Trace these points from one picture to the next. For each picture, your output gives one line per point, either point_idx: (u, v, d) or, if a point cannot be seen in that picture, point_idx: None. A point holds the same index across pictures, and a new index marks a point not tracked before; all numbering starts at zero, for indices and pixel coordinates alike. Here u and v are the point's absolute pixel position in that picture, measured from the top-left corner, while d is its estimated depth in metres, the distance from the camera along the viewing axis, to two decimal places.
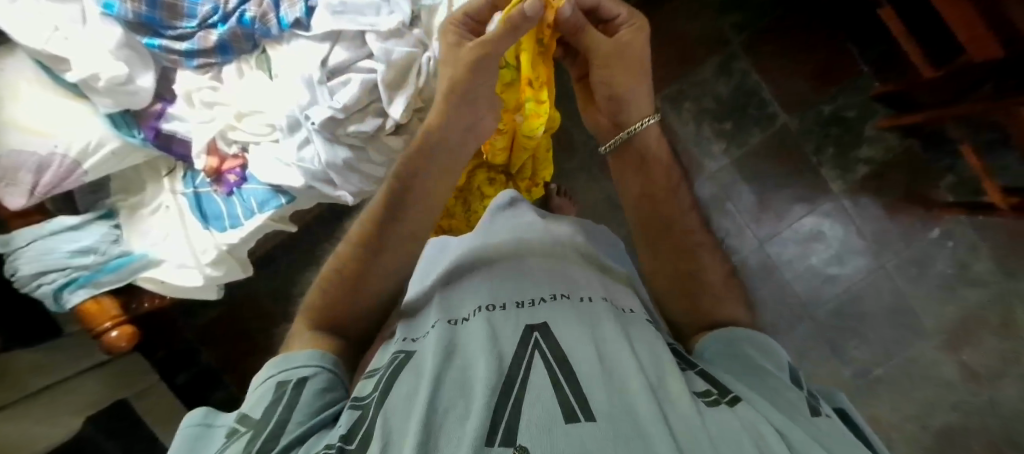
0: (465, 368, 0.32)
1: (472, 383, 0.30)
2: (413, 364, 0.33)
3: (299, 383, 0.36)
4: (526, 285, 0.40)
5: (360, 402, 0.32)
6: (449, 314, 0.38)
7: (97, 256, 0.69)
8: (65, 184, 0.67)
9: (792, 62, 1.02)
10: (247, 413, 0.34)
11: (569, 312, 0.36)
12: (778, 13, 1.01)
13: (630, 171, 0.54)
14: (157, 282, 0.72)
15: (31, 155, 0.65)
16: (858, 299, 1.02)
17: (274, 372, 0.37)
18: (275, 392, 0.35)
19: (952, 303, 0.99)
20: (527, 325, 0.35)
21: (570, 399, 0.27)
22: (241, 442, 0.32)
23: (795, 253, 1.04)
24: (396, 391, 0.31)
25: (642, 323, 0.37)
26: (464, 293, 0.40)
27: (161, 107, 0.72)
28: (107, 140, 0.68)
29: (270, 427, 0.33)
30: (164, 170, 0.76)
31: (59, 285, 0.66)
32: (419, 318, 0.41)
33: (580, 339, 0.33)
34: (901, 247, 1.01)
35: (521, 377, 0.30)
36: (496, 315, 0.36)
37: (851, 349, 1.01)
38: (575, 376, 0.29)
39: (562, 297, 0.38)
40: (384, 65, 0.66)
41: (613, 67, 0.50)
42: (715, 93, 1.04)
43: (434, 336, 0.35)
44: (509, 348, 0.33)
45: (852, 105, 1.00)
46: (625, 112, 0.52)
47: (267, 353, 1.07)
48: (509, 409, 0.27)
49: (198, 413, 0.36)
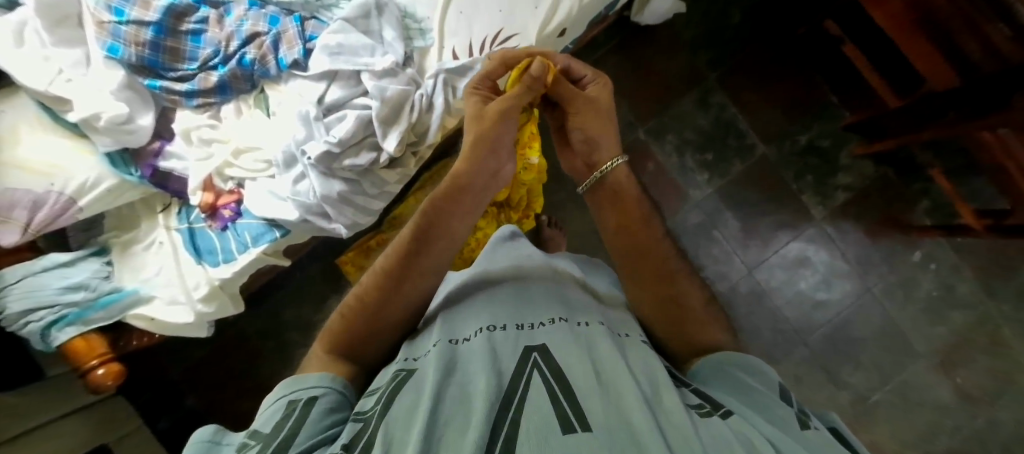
0: (464, 384, 0.31)
1: (471, 399, 0.30)
2: (414, 382, 0.33)
3: (308, 400, 0.36)
4: (526, 309, 0.40)
5: (363, 415, 0.32)
6: (450, 335, 0.38)
7: (87, 292, 0.69)
8: (60, 221, 0.68)
9: (766, 96, 1.07)
10: (258, 429, 0.35)
11: (567, 331, 0.36)
12: (749, 50, 1.08)
13: (606, 205, 0.53)
14: (147, 319, 0.72)
15: (25, 193, 0.66)
16: (849, 323, 1.03)
17: (285, 391, 0.38)
18: (285, 409, 0.36)
19: (940, 324, 1.00)
20: (526, 346, 0.35)
21: (569, 412, 0.28)
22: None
23: (784, 278, 1.05)
24: (397, 404, 0.31)
25: (639, 346, 0.37)
26: (464, 316, 0.40)
27: (159, 144, 0.74)
28: (104, 178, 0.69)
29: (278, 441, 0.33)
30: (159, 207, 0.77)
31: (47, 323, 0.65)
32: (418, 341, 0.41)
33: (578, 355, 0.33)
34: (885, 270, 1.03)
35: (520, 391, 0.30)
36: (496, 335, 0.36)
37: (846, 374, 1.01)
38: (573, 390, 0.29)
39: (561, 320, 0.38)
40: (378, 101, 0.69)
41: (586, 114, 0.53)
42: (696, 126, 1.09)
43: (434, 355, 0.35)
44: (509, 366, 0.33)
45: (826, 134, 1.05)
46: (597, 152, 0.53)
47: (254, 394, 1.04)
48: (509, 422, 0.27)
49: (211, 430, 0.36)
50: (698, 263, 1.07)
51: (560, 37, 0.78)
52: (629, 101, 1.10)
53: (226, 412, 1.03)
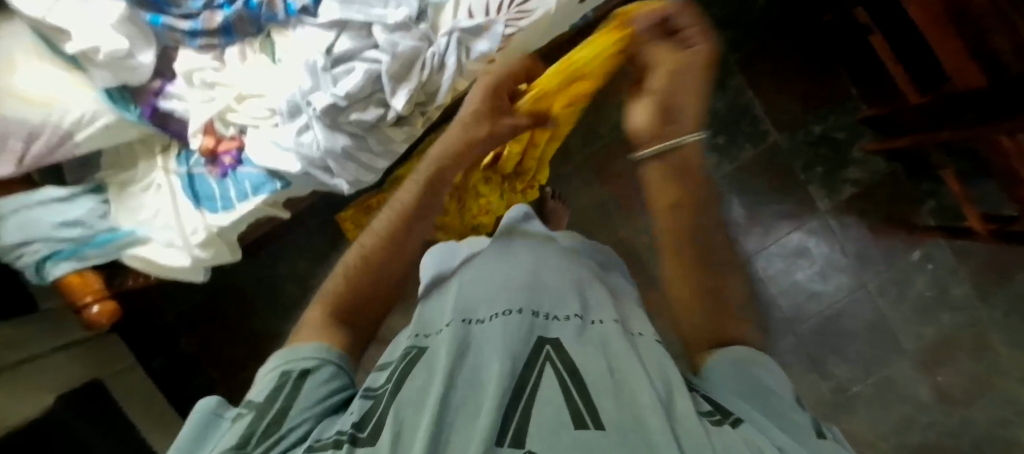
0: (477, 370, 0.32)
1: (483, 385, 0.30)
2: (427, 361, 0.34)
3: (300, 374, 0.36)
4: (541, 300, 0.40)
5: (373, 392, 0.34)
6: (464, 314, 0.39)
7: (84, 229, 0.68)
8: (56, 155, 0.66)
9: (785, 81, 1.05)
10: (251, 397, 0.35)
11: (580, 329, 0.37)
12: (773, 32, 1.04)
13: (670, 181, 0.47)
14: (144, 260, 0.71)
15: (21, 124, 0.64)
16: (840, 316, 1.04)
17: (277, 362, 0.37)
18: (277, 379, 0.35)
19: (929, 323, 1.01)
20: (539, 338, 0.35)
21: (581, 407, 0.28)
22: (244, 422, 0.33)
23: (781, 268, 1.05)
24: (409, 384, 0.32)
25: (652, 344, 0.37)
26: (479, 297, 0.41)
27: (161, 84, 0.72)
28: (102, 113, 0.67)
29: (273, 414, 0.33)
30: (158, 148, 0.75)
31: (43, 256, 0.65)
32: (430, 315, 0.42)
33: (591, 353, 0.33)
34: (883, 268, 1.03)
35: (531, 383, 0.30)
36: (512, 319, 0.36)
37: (831, 365, 1.03)
38: (585, 385, 0.30)
39: (575, 317, 0.38)
40: (389, 56, 0.67)
41: (668, 91, 0.47)
42: (710, 107, 1.06)
43: (448, 334, 0.36)
44: (521, 354, 0.33)
45: (841, 126, 1.03)
46: (677, 122, 0.47)
47: (248, 342, 1.05)
48: (519, 413, 0.28)
49: (209, 400, 0.36)
50: None
51: (582, 3, 0.75)
52: None
53: (220, 357, 1.04)
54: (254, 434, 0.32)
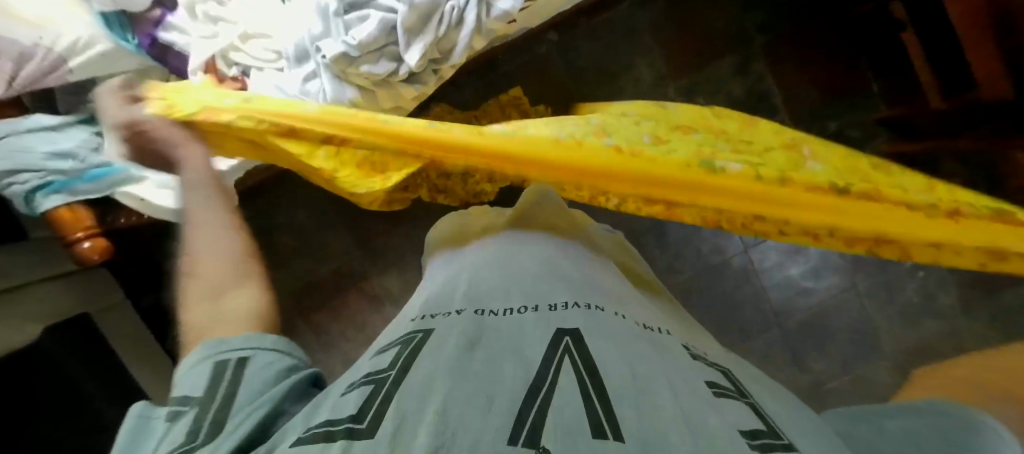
0: (489, 361, 0.33)
1: (497, 377, 0.31)
2: (436, 348, 0.35)
3: (238, 362, 0.36)
4: (556, 290, 0.42)
5: (377, 376, 0.34)
6: (477, 304, 0.41)
7: (75, 162, 0.65)
8: (48, 79, 0.63)
9: (806, 73, 1.02)
10: (186, 393, 0.33)
11: (600, 322, 0.38)
12: (802, 19, 1.01)
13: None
14: (136, 199, 0.68)
15: (10, 42, 0.60)
16: (827, 314, 1.06)
17: (207, 354, 0.36)
18: (212, 372, 0.35)
19: (913, 328, 1.03)
20: (559, 329, 0.36)
21: (600, 414, 0.27)
22: (184, 419, 0.31)
23: (777, 261, 1.06)
24: (417, 369, 0.33)
25: (675, 354, 0.37)
26: (496, 289, 0.43)
27: (161, 13, 0.69)
28: (98, 39, 0.64)
29: (219, 401, 0.32)
30: (155, 82, 0.71)
31: (32, 187, 0.63)
32: (442, 299, 0.44)
33: (612, 355, 0.33)
34: (875, 270, 1.05)
35: (549, 383, 0.30)
36: (527, 315, 0.38)
37: (812, 360, 1.05)
38: (605, 392, 0.29)
39: (596, 308, 0.40)
40: (406, 6, 0.62)
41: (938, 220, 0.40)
42: (728, 92, 1.03)
43: (461, 322, 0.38)
44: (539, 349, 0.34)
45: (857, 124, 1.01)
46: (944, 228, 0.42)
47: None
48: (536, 412, 0.27)
49: (143, 402, 0.34)
50: (697, 233, 1.07)
51: None
52: (665, 52, 1.03)
53: None
54: (208, 425, 0.31)
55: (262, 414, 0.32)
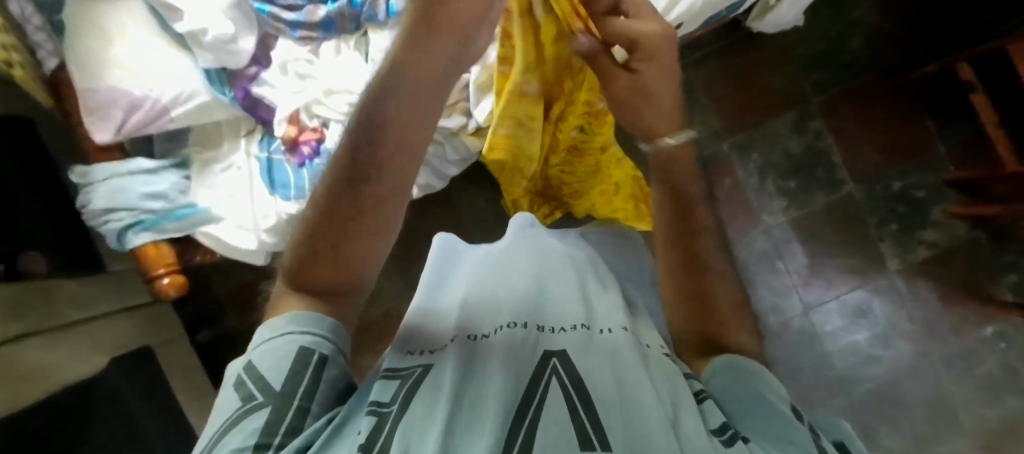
0: (482, 383, 0.28)
1: (485, 395, 0.27)
2: (433, 382, 0.29)
3: (321, 361, 0.32)
4: (559, 310, 0.36)
5: (381, 408, 0.28)
6: (468, 330, 0.35)
7: (165, 202, 0.70)
8: (149, 129, 0.67)
9: (868, 127, 0.97)
10: (264, 376, 0.31)
11: (585, 339, 0.32)
12: (863, 75, 0.96)
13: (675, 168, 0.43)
14: (214, 238, 0.71)
15: (125, 93, 0.65)
16: (900, 383, 0.98)
17: (288, 328, 0.33)
18: (292, 363, 0.31)
19: (993, 406, 0.95)
20: (545, 350, 0.31)
21: (587, 425, 0.24)
22: (261, 417, 0.29)
23: (842, 325, 0.99)
24: (414, 405, 0.27)
25: (664, 359, 0.32)
26: (482, 309, 0.37)
27: (255, 71, 0.72)
28: (199, 92, 0.68)
29: (292, 416, 0.29)
30: (243, 130, 0.75)
31: (125, 225, 0.67)
32: (428, 338, 0.37)
33: (601, 367, 0.29)
34: (951, 339, 0.98)
35: (538, 400, 0.27)
36: (517, 332, 0.33)
37: (883, 436, 0.96)
38: (594, 406, 0.26)
39: (582, 328, 0.33)
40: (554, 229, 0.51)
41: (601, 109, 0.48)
42: (785, 149, 0.97)
43: (451, 354, 0.32)
44: (525, 370, 0.29)
45: (923, 185, 0.95)
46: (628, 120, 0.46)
47: None
48: (522, 435, 0.24)
49: (238, 372, 0.33)
50: (752, 291, 0.99)
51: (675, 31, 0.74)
52: (720, 109, 0.98)
53: None
54: (271, 444, 0.28)
55: (286, 420, 0.29)
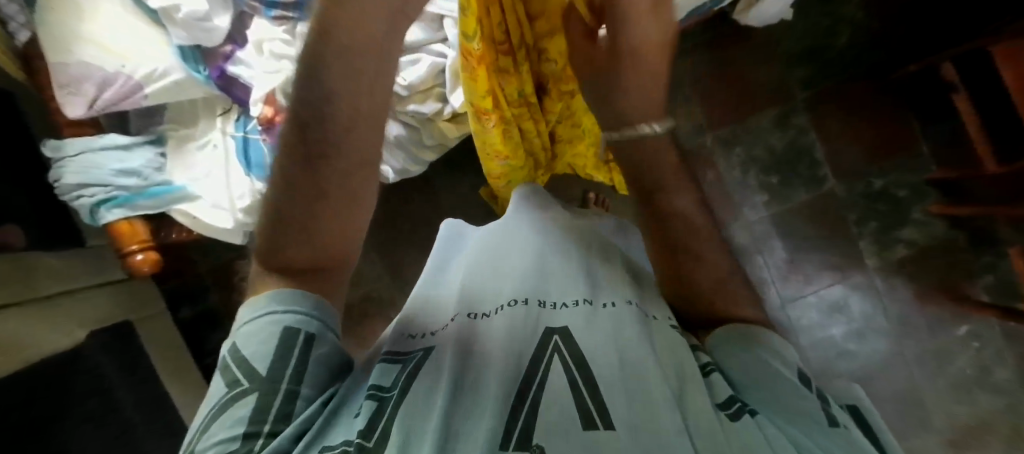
0: (481, 367, 0.30)
1: (488, 378, 0.29)
2: (433, 365, 0.31)
3: (305, 342, 0.33)
4: (562, 284, 0.36)
5: (382, 392, 0.30)
6: (472, 306, 0.36)
7: (139, 179, 0.70)
8: (122, 104, 0.67)
9: (852, 124, 0.96)
10: (247, 358, 0.32)
11: (589, 315, 0.33)
12: (849, 72, 0.95)
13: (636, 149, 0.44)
14: (190, 216, 0.72)
15: (97, 69, 0.65)
16: (873, 379, 0.99)
17: (271, 309, 0.34)
18: (275, 344, 0.33)
19: (964, 404, 0.97)
20: (547, 328, 0.32)
21: (590, 404, 0.26)
22: (249, 400, 0.30)
23: (818, 320, 0.99)
24: (417, 386, 0.30)
25: (667, 328, 0.33)
26: (488, 284, 0.38)
27: (231, 49, 0.71)
28: (172, 70, 0.68)
29: (280, 399, 0.31)
30: (219, 109, 0.75)
31: (98, 200, 0.68)
32: (432, 312, 0.39)
33: (602, 343, 0.30)
34: (925, 337, 0.98)
35: (539, 380, 0.28)
36: (518, 311, 0.34)
37: None
38: (596, 385, 0.27)
39: (585, 302, 0.34)
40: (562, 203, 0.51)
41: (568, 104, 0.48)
42: (768, 145, 0.97)
43: (457, 332, 0.34)
44: (529, 348, 0.31)
45: (904, 184, 0.95)
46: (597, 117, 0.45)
47: None
48: (522, 417, 0.26)
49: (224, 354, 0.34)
50: None
51: None
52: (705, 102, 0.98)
53: None
54: (261, 428, 0.29)
55: (276, 402, 0.31)
